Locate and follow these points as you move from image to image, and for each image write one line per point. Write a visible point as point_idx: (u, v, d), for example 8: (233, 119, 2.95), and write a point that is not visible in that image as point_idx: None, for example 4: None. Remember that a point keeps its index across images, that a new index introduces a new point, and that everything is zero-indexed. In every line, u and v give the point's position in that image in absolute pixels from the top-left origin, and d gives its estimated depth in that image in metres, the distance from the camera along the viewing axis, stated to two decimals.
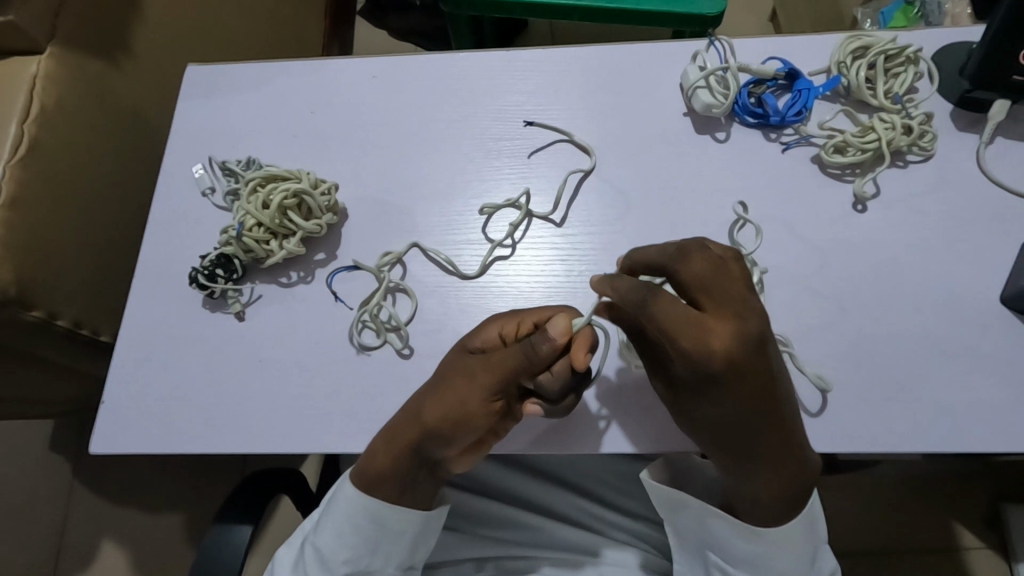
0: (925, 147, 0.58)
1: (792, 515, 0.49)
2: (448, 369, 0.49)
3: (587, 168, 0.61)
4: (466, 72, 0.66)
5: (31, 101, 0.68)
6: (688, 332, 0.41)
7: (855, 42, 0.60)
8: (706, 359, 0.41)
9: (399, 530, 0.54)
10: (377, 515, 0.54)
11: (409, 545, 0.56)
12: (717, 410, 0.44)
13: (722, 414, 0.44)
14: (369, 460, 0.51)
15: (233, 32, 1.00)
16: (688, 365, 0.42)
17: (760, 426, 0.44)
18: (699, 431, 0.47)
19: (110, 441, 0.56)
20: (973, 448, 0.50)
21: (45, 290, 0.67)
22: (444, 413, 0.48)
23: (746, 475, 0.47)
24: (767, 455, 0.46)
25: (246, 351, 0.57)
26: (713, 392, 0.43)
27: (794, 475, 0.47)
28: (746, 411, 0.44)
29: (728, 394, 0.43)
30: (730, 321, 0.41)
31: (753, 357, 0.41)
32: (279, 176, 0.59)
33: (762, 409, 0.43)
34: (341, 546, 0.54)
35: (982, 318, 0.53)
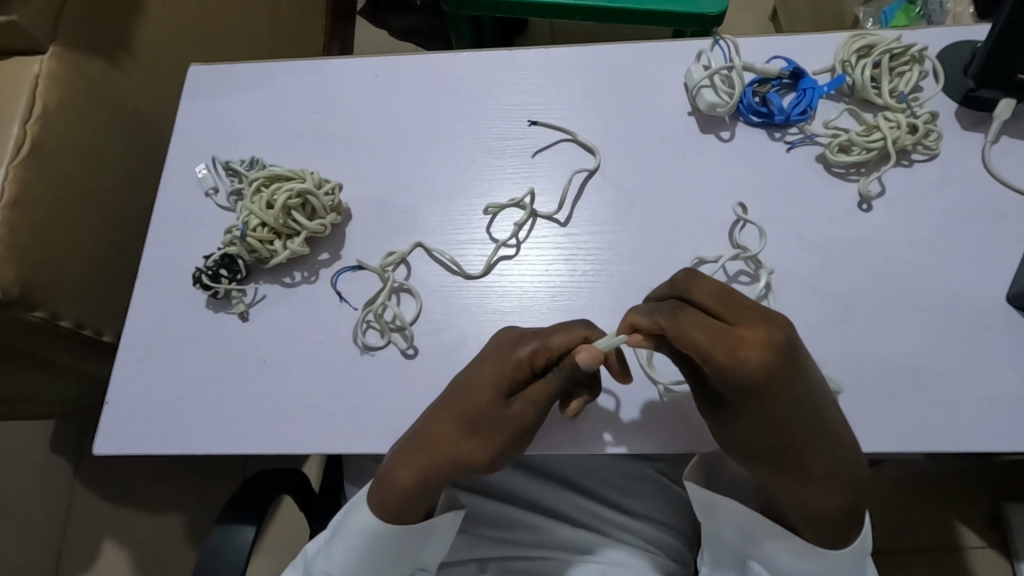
0: (930, 146, 0.58)
1: (837, 535, 0.48)
2: (479, 397, 0.48)
3: (591, 168, 0.61)
4: (469, 71, 0.66)
5: (32, 101, 0.68)
6: (724, 346, 0.42)
7: (859, 41, 0.60)
8: (740, 371, 0.42)
9: (406, 542, 0.54)
10: (388, 537, 0.53)
11: (417, 552, 0.55)
12: (763, 426, 0.44)
13: (769, 430, 0.44)
14: (392, 482, 0.50)
15: (234, 32, 0.99)
16: (722, 380, 0.43)
17: (804, 438, 0.44)
18: (737, 447, 0.47)
19: (113, 442, 0.56)
20: (980, 447, 0.50)
21: (47, 290, 0.67)
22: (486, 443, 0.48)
23: (788, 490, 0.47)
24: (807, 470, 0.45)
25: (250, 352, 0.57)
26: (749, 405, 0.44)
27: (838, 497, 0.46)
28: (785, 421, 0.44)
29: (772, 407, 0.43)
30: (761, 330, 0.43)
31: (786, 366, 0.42)
32: (283, 176, 0.59)
33: (798, 421, 0.44)
34: (353, 560, 0.54)
35: (987, 318, 0.53)
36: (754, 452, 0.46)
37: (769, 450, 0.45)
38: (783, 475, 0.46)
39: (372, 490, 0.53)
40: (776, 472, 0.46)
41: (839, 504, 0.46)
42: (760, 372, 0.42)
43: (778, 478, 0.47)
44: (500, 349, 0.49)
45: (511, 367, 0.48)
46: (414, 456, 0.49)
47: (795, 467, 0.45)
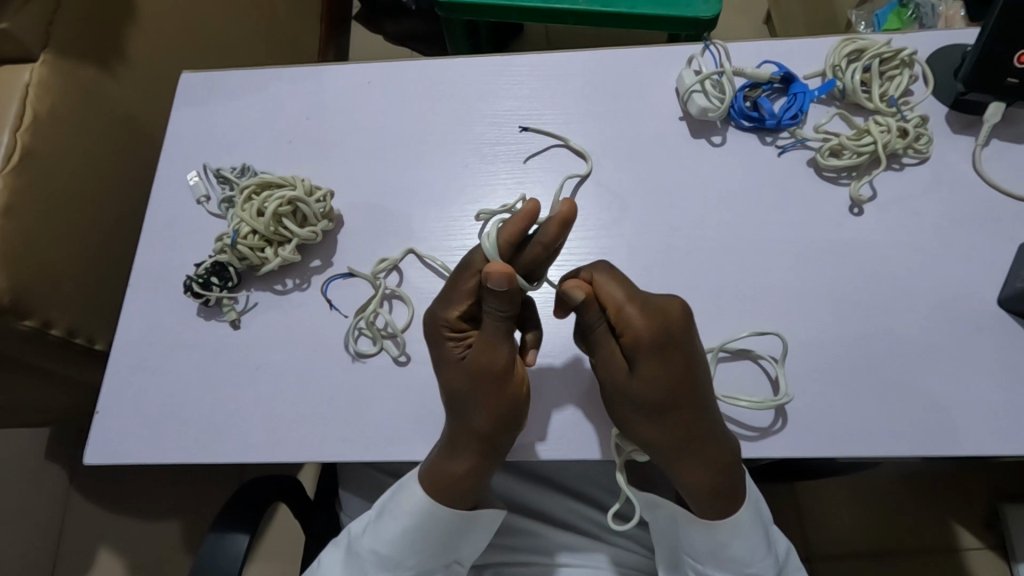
0: (921, 149, 0.58)
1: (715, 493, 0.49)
2: (451, 373, 0.49)
3: (582, 173, 0.61)
4: (462, 77, 0.66)
5: (23, 109, 0.68)
6: (638, 302, 0.46)
7: (849, 46, 0.60)
8: (638, 320, 0.46)
9: (454, 529, 0.53)
10: (438, 518, 0.52)
11: (458, 543, 0.54)
12: (660, 385, 0.46)
13: (665, 387, 0.46)
14: (449, 475, 0.50)
15: (227, 39, 0.99)
16: (631, 336, 0.46)
17: (696, 398, 0.47)
18: (626, 411, 0.48)
19: (107, 451, 0.55)
20: (974, 450, 0.50)
21: (38, 298, 0.67)
22: (494, 403, 0.48)
23: (670, 453, 0.48)
24: (693, 433, 0.47)
25: (241, 360, 0.57)
26: (639, 359, 0.46)
27: (721, 454, 0.48)
28: (673, 375, 0.46)
29: (671, 368, 0.46)
30: (673, 300, 0.48)
31: (685, 326, 0.47)
32: (274, 183, 0.58)
33: (693, 384, 0.47)
34: (399, 541, 0.53)
35: (980, 321, 0.53)
36: (650, 408, 0.47)
37: (654, 416, 0.47)
38: (665, 429, 0.48)
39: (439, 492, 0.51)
40: (659, 427, 0.48)
41: (719, 465, 0.48)
42: (661, 333, 0.46)
43: (662, 437, 0.48)
44: (433, 328, 0.49)
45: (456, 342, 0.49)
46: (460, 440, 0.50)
47: (680, 429, 0.47)
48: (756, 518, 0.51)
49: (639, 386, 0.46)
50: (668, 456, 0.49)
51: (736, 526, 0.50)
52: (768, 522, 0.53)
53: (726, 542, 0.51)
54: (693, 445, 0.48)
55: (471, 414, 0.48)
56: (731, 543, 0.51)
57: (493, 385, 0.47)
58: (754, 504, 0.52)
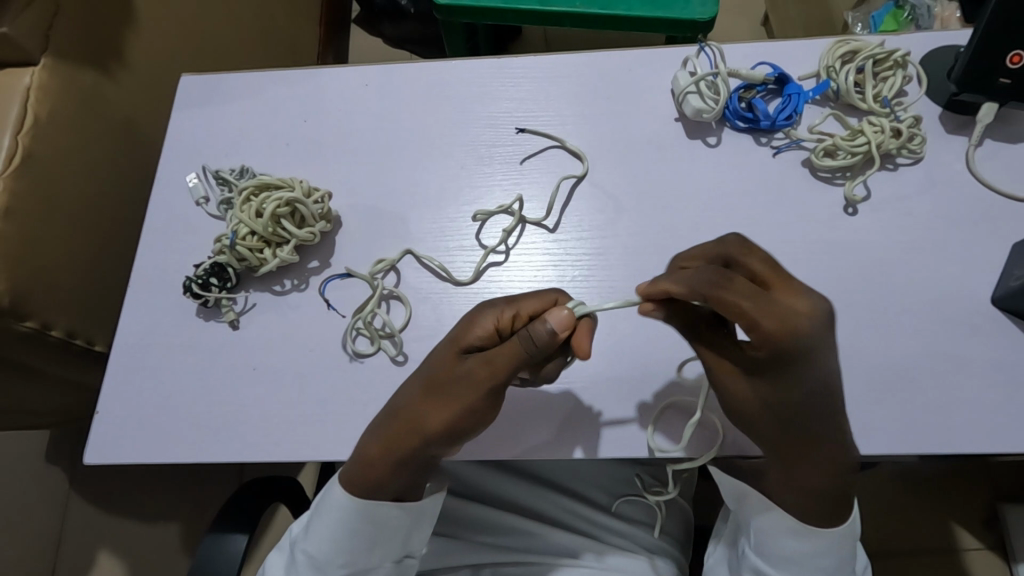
0: (914, 149, 0.58)
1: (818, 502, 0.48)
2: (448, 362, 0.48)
3: (579, 174, 0.61)
4: (459, 79, 0.67)
5: (23, 112, 0.68)
6: (773, 316, 0.42)
7: (843, 47, 0.61)
8: (783, 339, 0.42)
9: (392, 526, 0.53)
10: (373, 516, 0.52)
11: (406, 537, 0.54)
12: (785, 393, 0.44)
13: (789, 397, 0.44)
14: (363, 454, 0.50)
15: (225, 41, 1.00)
16: (766, 350, 0.42)
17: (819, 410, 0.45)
18: (749, 418, 0.46)
19: (105, 451, 0.56)
20: (968, 448, 0.50)
21: (38, 300, 0.67)
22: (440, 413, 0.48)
23: (784, 458, 0.47)
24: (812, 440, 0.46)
25: (240, 360, 0.57)
26: (782, 373, 0.43)
27: (843, 461, 0.47)
28: (809, 397, 0.44)
29: (801, 380, 0.43)
30: (803, 305, 0.43)
31: (826, 342, 0.43)
32: (272, 185, 0.59)
33: (817, 395, 0.44)
34: (341, 543, 0.52)
35: (973, 320, 0.53)
36: (772, 416, 0.45)
37: (773, 424, 0.46)
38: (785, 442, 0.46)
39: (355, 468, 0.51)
40: (778, 438, 0.46)
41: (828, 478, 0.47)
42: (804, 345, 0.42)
43: (780, 445, 0.46)
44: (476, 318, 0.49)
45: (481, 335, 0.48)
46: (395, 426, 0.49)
47: (800, 437, 0.46)
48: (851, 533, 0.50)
49: (761, 396, 0.45)
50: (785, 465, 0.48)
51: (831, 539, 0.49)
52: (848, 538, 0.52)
53: (818, 552, 0.49)
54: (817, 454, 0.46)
55: (427, 415, 0.48)
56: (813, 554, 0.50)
57: (461, 392, 0.47)
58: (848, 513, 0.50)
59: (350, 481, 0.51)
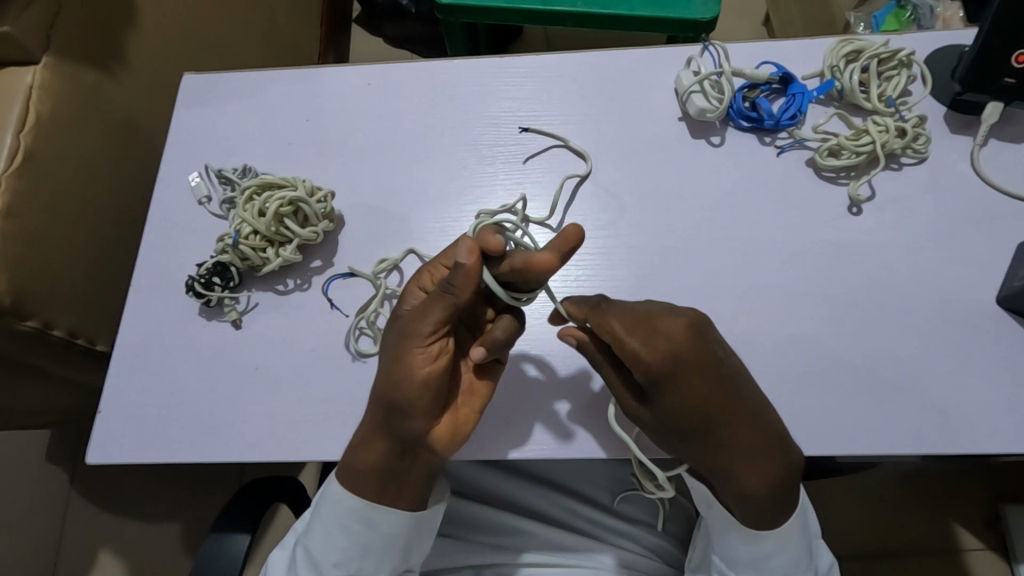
0: (920, 149, 0.58)
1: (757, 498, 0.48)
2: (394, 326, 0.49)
3: (582, 173, 0.61)
4: (463, 78, 0.67)
5: (26, 111, 0.68)
6: (638, 334, 0.45)
7: (848, 47, 0.60)
8: (655, 362, 0.45)
9: (390, 534, 0.52)
10: (373, 519, 0.52)
11: (405, 547, 0.54)
12: (682, 413, 0.46)
13: (688, 415, 0.46)
14: (355, 458, 0.50)
15: (226, 41, 1.00)
16: (640, 368, 0.46)
17: (722, 425, 0.46)
18: (661, 438, 0.48)
19: (107, 451, 0.55)
20: (973, 449, 0.50)
21: (40, 299, 0.67)
22: (392, 368, 0.46)
23: (710, 471, 0.48)
24: (728, 454, 0.47)
25: (243, 360, 0.57)
26: (668, 393, 0.46)
27: (788, 453, 0.48)
28: (707, 413, 0.46)
29: (688, 397, 0.46)
30: (674, 318, 0.46)
31: (708, 354, 0.46)
32: (275, 184, 0.58)
33: (718, 410, 0.46)
34: (346, 550, 0.53)
35: (978, 320, 0.53)
36: (682, 437, 0.47)
37: (685, 441, 0.48)
38: (700, 457, 0.48)
39: (355, 477, 0.51)
40: (691, 454, 0.48)
41: (761, 475, 0.47)
42: (670, 361, 0.45)
43: (702, 459, 0.48)
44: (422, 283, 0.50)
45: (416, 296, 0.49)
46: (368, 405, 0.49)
47: (713, 451, 0.47)
48: (802, 531, 0.51)
49: (666, 418, 0.47)
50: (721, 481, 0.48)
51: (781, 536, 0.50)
52: (813, 536, 0.53)
53: (771, 552, 0.50)
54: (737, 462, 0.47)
55: (381, 375, 0.47)
56: (775, 555, 0.50)
57: (405, 338, 0.46)
58: (801, 514, 0.51)
59: (344, 478, 0.51)
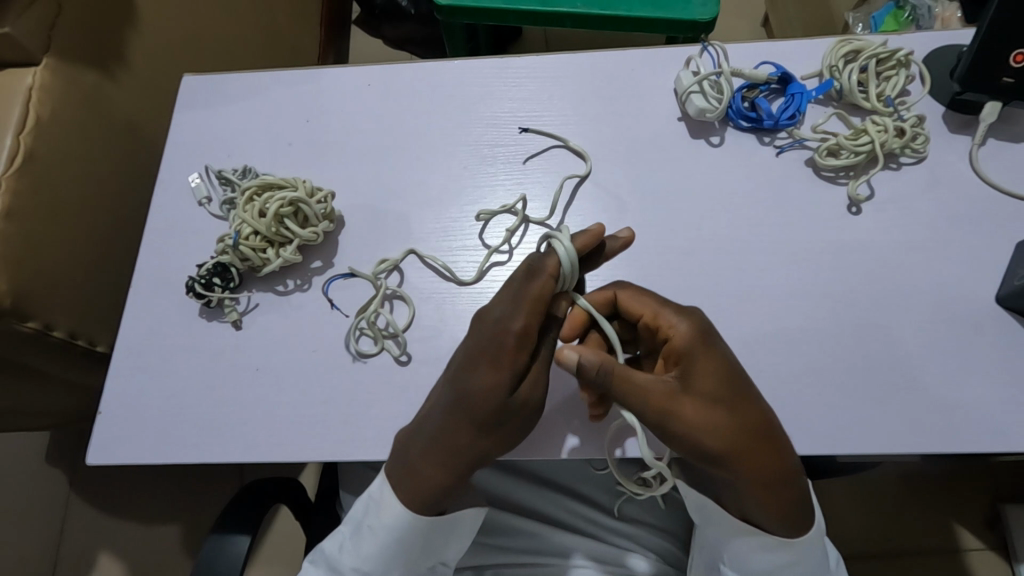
0: (918, 149, 0.58)
1: (778, 489, 0.45)
2: (483, 402, 0.45)
3: (582, 173, 0.61)
4: (463, 78, 0.67)
5: (26, 111, 0.68)
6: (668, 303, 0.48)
7: (847, 46, 0.61)
8: (691, 320, 0.46)
9: (436, 536, 0.53)
10: (421, 531, 0.51)
11: (444, 546, 0.54)
12: (718, 375, 0.45)
13: (726, 378, 0.45)
14: (424, 485, 0.49)
15: (226, 43, 1.00)
16: (677, 331, 0.46)
17: (752, 391, 0.46)
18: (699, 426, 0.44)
19: (107, 451, 0.55)
20: (974, 448, 0.50)
21: (40, 301, 0.67)
22: (514, 429, 0.47)
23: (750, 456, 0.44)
24: (767, 430, 0.45)
25: (243, 360, 0.57)
26: (700, 361, 0.45)
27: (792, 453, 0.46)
28: (741, 375, 0.46)
29: (722, 358, 0.45)
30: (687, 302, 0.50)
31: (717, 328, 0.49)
32: (276, 185, 0.58)
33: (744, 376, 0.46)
34: (381, 553, 0.52)
35: (977, 319, 0.53)
36: (722, 406, 0.44)
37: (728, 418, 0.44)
38: (743, 432, 0.44)
39: (411, 496, 0.50)
40: (733, 431, 0.44)
41: (784, 459, 0.45)
42: (703, 321, 0.47)
43: (740, 442, 0.44)
44: (490, 342, 0.45)
45: (515, 360, 0.45)
46: (457, 458, 0.47)
47: (753, 426, 0.44)
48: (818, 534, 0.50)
49: (704, 385, 0.45)
50: (759, 468, 0.44)
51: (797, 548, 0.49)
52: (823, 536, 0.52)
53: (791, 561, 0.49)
54: (764, 442, 0.45)
55: (493, 434, 0.47)
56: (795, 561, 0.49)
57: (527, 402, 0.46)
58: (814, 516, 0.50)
59: (406, 498, 0.50)
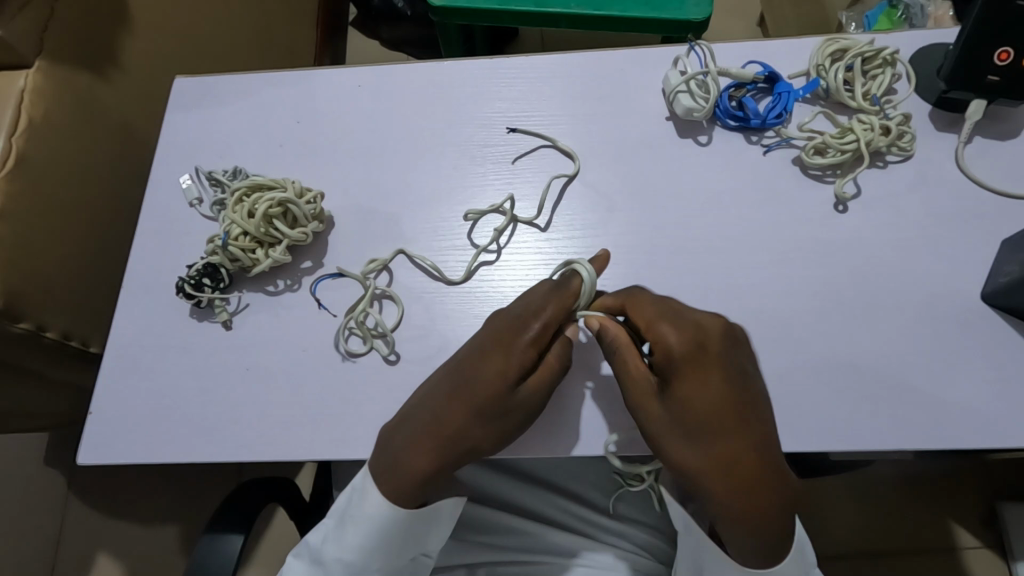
0: (905, 147, 0.58)
1: (762, 514, 0.44)
2: (491, 382, 0.48)
3: (570, 173, 0.61)
4: (453, 79, 0.67)
5: (18, 114, 0.68)
6: (667, 318, 0.47)
7: (833, 45, 0.61)
8: (679, 341, 0.46)
9: (415, 528, 0.52)
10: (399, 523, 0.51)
11: (423, 537, 0.53)
12: (695, 398, 0.45)
13: (704, 401, 0.45)
14: (404, 474, 0.49)
15: (221, 45, 1.00)
16: (660, 350, 0.47)
17: (742, 415, 0.45)
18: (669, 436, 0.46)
19: (99, 451, 0.56)
20: (960, 444, 0.50)
21: (33, 302, 0.68)
22: (504, 430, 0.49)
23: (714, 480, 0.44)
24: (746, 458, 0.44)
25: (234, 360, 0.57)
26: (682, 381, 0.46)
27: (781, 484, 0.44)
28: (729, 400, 0.45)
29: (704, 382, 0.45)
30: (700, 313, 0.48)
31: (731, 349, 0.47)
32: (265, 185, 0.59)
33: (734, 402, 0.45)
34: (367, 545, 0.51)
35: (963, 315, 0.54)
36: (694, 429, 0.45)
37: (699, 438, 0.45)
38: (711, 456, 0.45)
39: (387, 485, 0.50)
40: (698, 452, 0.45)
41: (763, 490, 0.44)
42: (697, 343, 0.46)
43: (708, 463, 0.45)
44: (504, 334, 0.50)
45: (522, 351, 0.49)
46: (442, 450, 0.49)
47: (727, 452, 0.44)
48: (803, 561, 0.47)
49: (680, 404, 0.46)
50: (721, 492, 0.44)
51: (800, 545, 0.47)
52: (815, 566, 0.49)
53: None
54: (744, 461, 0.44)
55: (481, 427, 0.49)
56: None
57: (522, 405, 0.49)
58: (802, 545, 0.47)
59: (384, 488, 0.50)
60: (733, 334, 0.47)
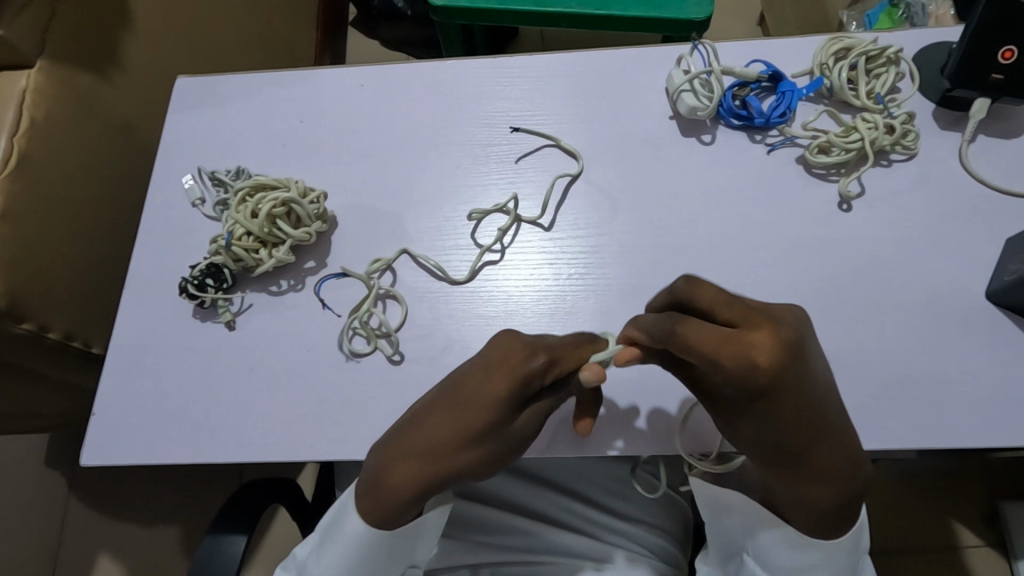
0: (909, 145, 0.58)
1: (841, 507, 0.44)
2: (485, 416, 0.43)
3: (574, 172, 0.61)
4: (456, 79, 0.67)
5: (20, 114, 0.68)
6: (726, 350, 0.38)
7: (837, 44, 0.61)
8: (748, 378, 0.38)
9: (401, 544, 0.51)
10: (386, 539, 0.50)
11: (412, 550, 0.52)
12: (775, 427, 0.41)
13: (783, 430, 0.41)
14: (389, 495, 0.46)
15: (222, 46, 1.00)
16: (733, 385, 0.39)
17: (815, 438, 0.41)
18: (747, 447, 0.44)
19: (102, 452, 0.56)
20: (965, 442, 0.50)
21: (34, 302, 0.67)
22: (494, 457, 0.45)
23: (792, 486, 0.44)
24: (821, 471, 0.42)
25: (237, 360, 0.57)
26: (759, 412, 0.41)
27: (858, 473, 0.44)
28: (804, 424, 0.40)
29: (780, 414, 0.40)
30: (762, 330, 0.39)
31: (798, 369, 0.39)
32: (269, 185, 0.59)
33: (809, 424, 0.41)
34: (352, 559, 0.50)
35: (967, 314, 0.54)
36: (771, 448, 0.42)
37: (778, 457, 0.43)
38: (789, 472, 0.43)
39: (369, 502, 0.48)
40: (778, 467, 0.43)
41: (843, 490, 0.43)
42: (769, 377, 0.38)
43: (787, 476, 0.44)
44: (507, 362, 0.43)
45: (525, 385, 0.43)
46: (429, 480, 0.45)
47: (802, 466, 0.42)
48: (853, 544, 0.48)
49: (755, 430, 0.42)
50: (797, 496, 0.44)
51: (832, 551, 0.47)
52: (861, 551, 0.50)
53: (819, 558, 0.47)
54: (827, 473, 0.42)
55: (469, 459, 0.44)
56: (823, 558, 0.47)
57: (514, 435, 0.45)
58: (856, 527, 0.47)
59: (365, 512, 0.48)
60: (799, 346, 0.39)
